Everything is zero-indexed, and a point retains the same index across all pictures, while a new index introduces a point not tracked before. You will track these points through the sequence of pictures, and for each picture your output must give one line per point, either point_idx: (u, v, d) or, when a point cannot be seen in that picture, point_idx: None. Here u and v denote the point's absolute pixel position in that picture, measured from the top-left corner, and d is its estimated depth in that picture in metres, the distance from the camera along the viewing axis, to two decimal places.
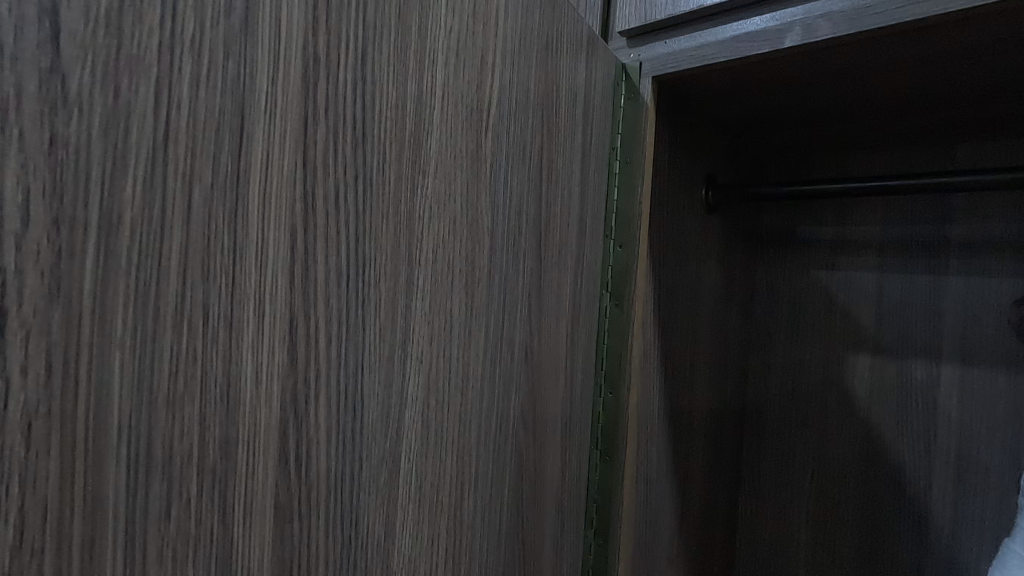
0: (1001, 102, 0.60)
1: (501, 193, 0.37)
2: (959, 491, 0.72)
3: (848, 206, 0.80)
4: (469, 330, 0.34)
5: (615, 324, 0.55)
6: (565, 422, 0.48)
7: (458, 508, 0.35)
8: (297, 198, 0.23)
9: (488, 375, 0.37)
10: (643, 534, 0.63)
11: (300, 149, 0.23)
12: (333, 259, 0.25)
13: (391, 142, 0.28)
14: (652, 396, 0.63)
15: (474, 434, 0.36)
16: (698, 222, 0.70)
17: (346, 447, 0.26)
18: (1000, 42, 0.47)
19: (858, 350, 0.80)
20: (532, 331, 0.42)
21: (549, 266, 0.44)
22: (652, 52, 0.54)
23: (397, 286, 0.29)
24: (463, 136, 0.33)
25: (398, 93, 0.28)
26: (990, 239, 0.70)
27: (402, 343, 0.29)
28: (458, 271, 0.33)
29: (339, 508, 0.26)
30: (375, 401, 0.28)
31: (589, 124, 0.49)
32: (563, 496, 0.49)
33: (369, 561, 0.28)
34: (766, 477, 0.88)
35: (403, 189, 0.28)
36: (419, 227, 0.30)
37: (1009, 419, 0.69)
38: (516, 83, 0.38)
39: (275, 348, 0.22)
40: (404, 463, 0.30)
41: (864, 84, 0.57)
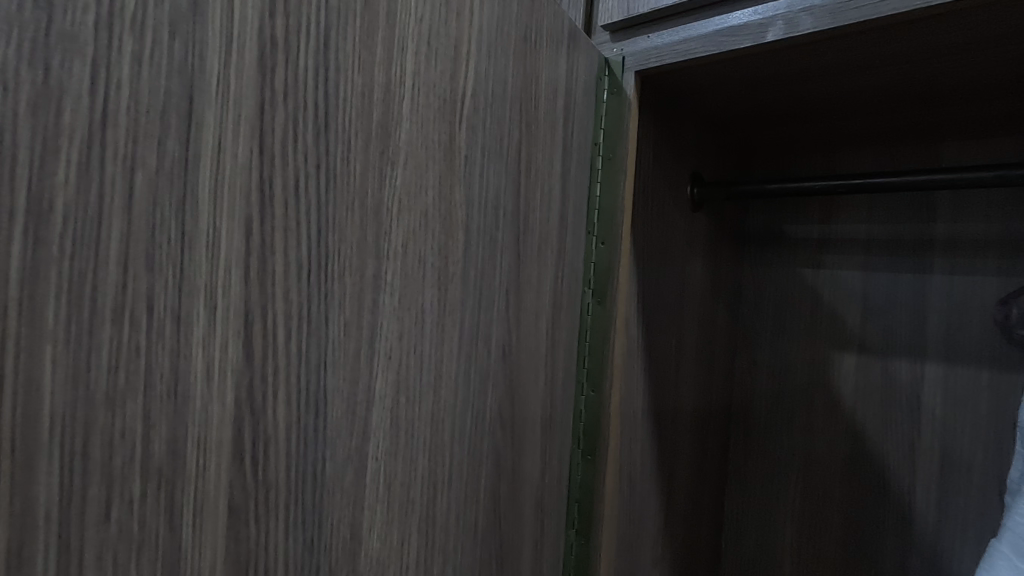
0: (985, 100, 0.60)
1: (477, 187, 0.36)
2: (943, 490, 0.72)
3: (834, 204, 0.80)
4: (442, 326, 0.34)
5: (597, 321, 0.54)
6: (545, 420, 0.48)
7: (430, 508, 0.34)
8: (254, 187, 0.22)
9: (463, 372, 0.36)
10: (627, 533, 0.62)
11: (256, 136, 0.22)
12: (293, 252, 0.24)
13: (357, 132, 0.27)
14: (636, 394, 0.62)
15: (448, 433, 0.35)
16: (683, 219, 0.70)
17: (308, 446, 0.25)
18: (982, 38, 0.46)
19: (843, 348, 0.80)
20: (510, 328, 0.41)
21: (529, 261, 0.43)
22: (635, 46, 0.53)
23: (364, 280, 0.28)
24: (436, 128, 0.32)
25: (364, 80, 0.27)
26: (974, 238, 0.70)
27: (369, 340, 0.28)
28: (431, 266, 0.32)
29: (300, 510, 0.25)
30: (340, 399, 0.27)
31: (570, 120, 0.49)
32: (543, 495, 0.48)
33: (335, 563, 0.27)
34: (751, 476, 0.88)
35: (371, 180, 0.28)
36: (388, 220, 0.29)
37: (992, 417, 0.69)
38: (493, 75, 0.37)
39: (229, 343, 0.22)
40: (372, 462, 0.29)
41: (848, 80, 0.57)
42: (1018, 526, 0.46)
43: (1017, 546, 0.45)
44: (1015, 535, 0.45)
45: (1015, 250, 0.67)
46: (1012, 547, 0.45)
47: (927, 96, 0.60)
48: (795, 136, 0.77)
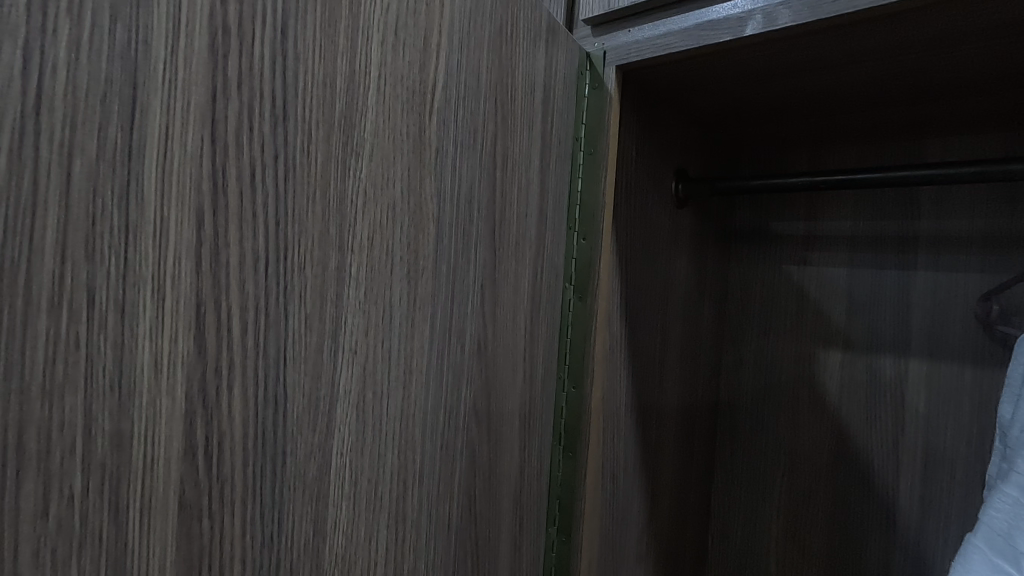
0: (967, 96, 0.60)
1: (448, 180, 0.36)
2: (926, 486, 0.72)
3: (819, 201, 0.80)
4: (412, 321, 0.33)
5: (579, 317, 0.54)
6: (524, 415, 0.47)
7: (400, 504, 0.34)
8: (205, 176, 0.22)
9: (435, 367, 0.36)
10: (610, 530, 0.62)
11: (208, 124, 0.22)
12: (249, 244, 0.24)
13: (318, 122, 0.26)
14: (619, 391, 0.62)
15: (419, 428, 0.35)
16: (668, 215, 0.70)
17: (266, 441, 0.25)
18: (961, 33, 0.46)
19: (829, 345, 0.80)
20: (485, 323, 0.41)
21: (505, 256, 0.43)
22: (616, 40, 0.53)
23: (327, 273, 0.27)
24: (404, 120, 0.32)
25: (326, 70, 0.27)
26: (958, 234, 0.70)
27: (332, 334, 0.28)
28: (399, 260, 0.32)
29: (258, 506, 0.25)
30: (301, 393, 0.26)
31: (549, 115, 0.48)
32: (522, 492, 0.48)
33: (297, 560, 0.27)
34: (738, 473, 0.88)
35: (333, 171, 0.27)
36: (352, 212, 0.29)
37: (975, 413, 0.69)
38: (465, 67, 0.37)
39: (179, 335, 0.21)
40: (337, 458, 0.29)
41: (830, 75, 0.57)
42: (994, 521, 0.46)
43: (991, 540, 0.44)
44: (990, 529, 0.45)
45: (998, 247, 0.67)
46: (987, 542, 0.44)
47: (910, 92, 0.60)
48: (780, 132, 0.77)
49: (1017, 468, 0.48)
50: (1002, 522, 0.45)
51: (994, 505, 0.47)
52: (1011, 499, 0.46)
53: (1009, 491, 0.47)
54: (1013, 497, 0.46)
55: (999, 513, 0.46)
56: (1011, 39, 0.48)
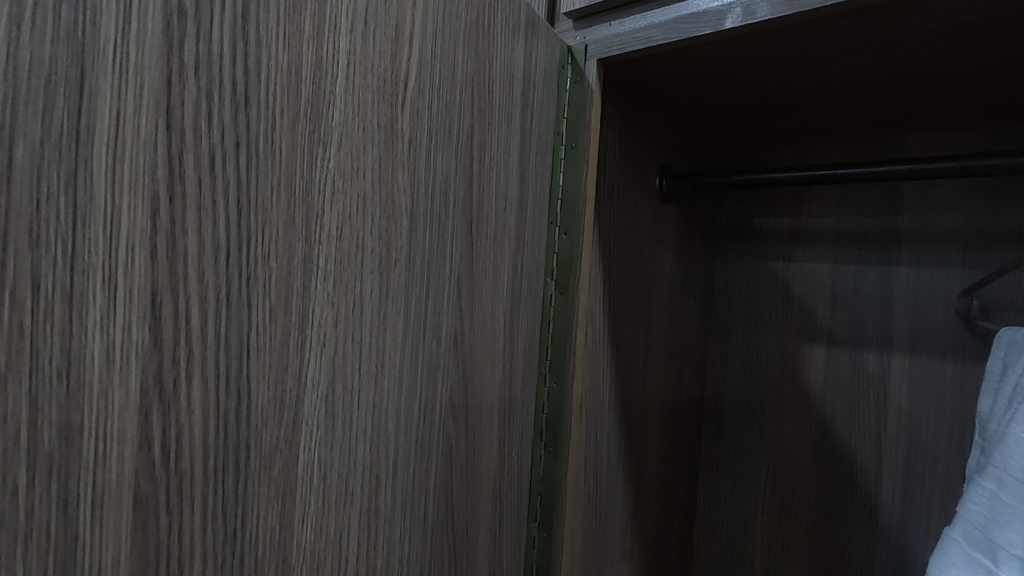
0: (948, 91, 0.60)
1: (423, 172, 0.36)
2: (909, 481, 0.73)
3: (804, 197, 0.80)
4: (384, 314, 0.33)
5: (560, 312, 0.54)
6: (503, 410, 0.47)
7: (373, 500, 0.33)
8: (160, 163, 0.21)
9: (409, 361, 0.35)
10: (592, 527, 0.62)
11: (163, 109, 0.21)
12: (209, 232, 0.23)
13: (281, 110, 0.26)
14: (601, 386, 0.62)
15: (392, 422, 0.34)
16: (652, 211, 0.69)
17: (228, 434, 0.24)
18: (937, 27, 0.47)
19: (813, 341, 0.80)
20: (461, 318, 0.41)
21: (483, 250, 0.43)
22: (598, 33, 0.53)
23: (292, 265, 0.27)
24: (374, 110, 0.31)
25: (291, 58, 0.26)
26: (940, 230, 0.70)
27: (299, 326, 0.27)
28: (370, 252, 0.31)
29: (219, 501, 0.24)
30: (265, 385, 0.26)
31: (528, 107, 0.48)
32: (502, 488, 0.48)
33: (262, 557, 0.27)
34: (724, 469, 0.88)
35: (299, 159, 0.27)
36: (319, 203, 0.28)
37: (956, 408, 0.69)
38: (439, 57, 0.37)
39: (133, 325, 0.21)
40: (305, 453, 0.28)
41: (812, 69, 0.57)
42: (970, 514, 0.46)
43: (969, 533, 0.45)
44: (968, 522, 0.45)
45: (979, 242, 0.67)
46: (964, 535, 0.45)
47: (891, 86, 0.60)
48: (766, 127, 0.77)
49: (993, 462, 0.48)
50: (979, 515, 0.45)
51: (971, 498, 0.47)
52: (987, 492, 0.46)
53: (985, 484, 0.47)
54: (989, 491, 0.46)
55: (975, 506, 0.46)
56: (989, 33, 0.48)
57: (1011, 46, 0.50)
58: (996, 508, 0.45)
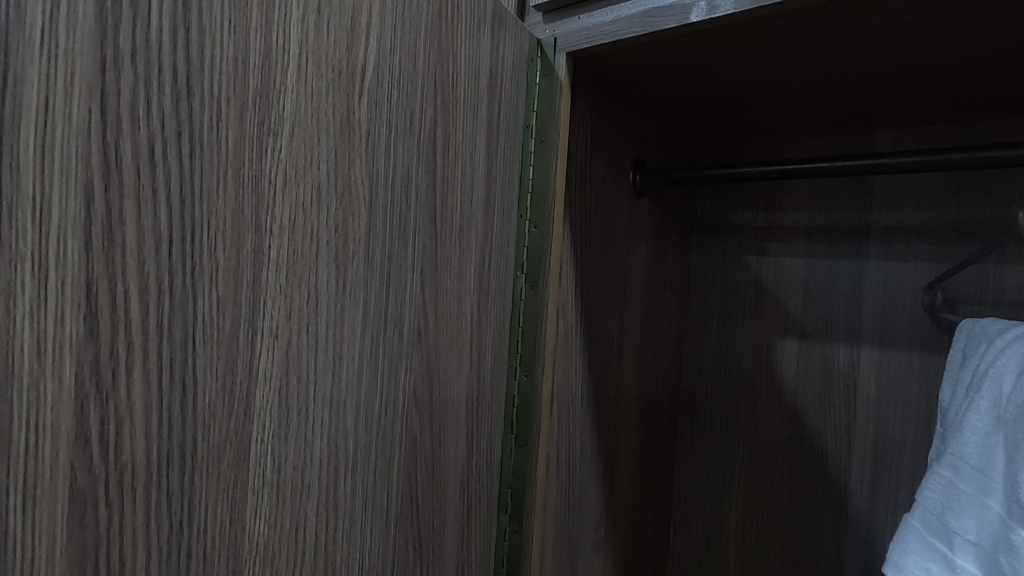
0: (915, 86, 0.61)
1: (381, 164, 0.35)
2: (877, 471, 0.74)
3: (778, 191, 0.81)
4: (341, 306, 0.33)
5: (530, 306, 0.53)
6: (471, 403, 0.47)
7: (330, 493, 0.33)
8: (94, 151, 0.21)
9: (369, 355, 0.35)
10: (565, 519, 0.62)
11: (96, 96, 0.21)
12: (149, 222, 0.23)
13: (228, 100, 0.26)
14: (573, 379, 0.62)
15: (351, 415, 0.34)
16: (625, 205, 0.70)
17: (172, 428, 0.24)
18: (895, 23, 0.47)
19: (786, 334, 0.81)
20: (425, 310, 0.41)
21: (448, 242, 0.42)
22: (566, 27, 0.53)
23: (241, 257, 0.27)
24: (329, 100, 0.31)
25: (238, 47, 0.26)
26: (908, 224, 0.71)
27: (249, 318, 0.27)
28: (325, 244, 0.31)
29: (164, 493, 0.24)
30: (213, 378, 0.26)
31: (495, 99, 0.48)
32: (469, 481, 0.47)
33: (212, 550, 0.26)
34: (700, 461, 0.89)
35: (248, 149, 0.27)
36: (269, 194, 0.28)
37: (921, 399, 0.71)
38: (399, 48, 0.36)
39: (66, 315, 0.21)
40: (257, 445, 0.28)
41: (780, 63, 0.57)
42: (929, 501, 0.47)
43: (927, 519, 0.46)
44: (926, 509, 0.47)
45: (945, 237, 0.68)
46: (923, 521, 0.46)
47: (859, 81, 0.61)
48: (740, 121, 0.77)
49: (949, 450, 0.48)
50: (936, 502, 0.46)
51: (929, 485, 0.48)
52: (944, 480, 0.47)
53: (941, 471, 0.48)
54: (945, 478, 0.47)
55: (933, 493, 0.47)
56: (947, 30, 0.48)
57: (971, 42, 0.50)
58: (952, 495, 0.46)
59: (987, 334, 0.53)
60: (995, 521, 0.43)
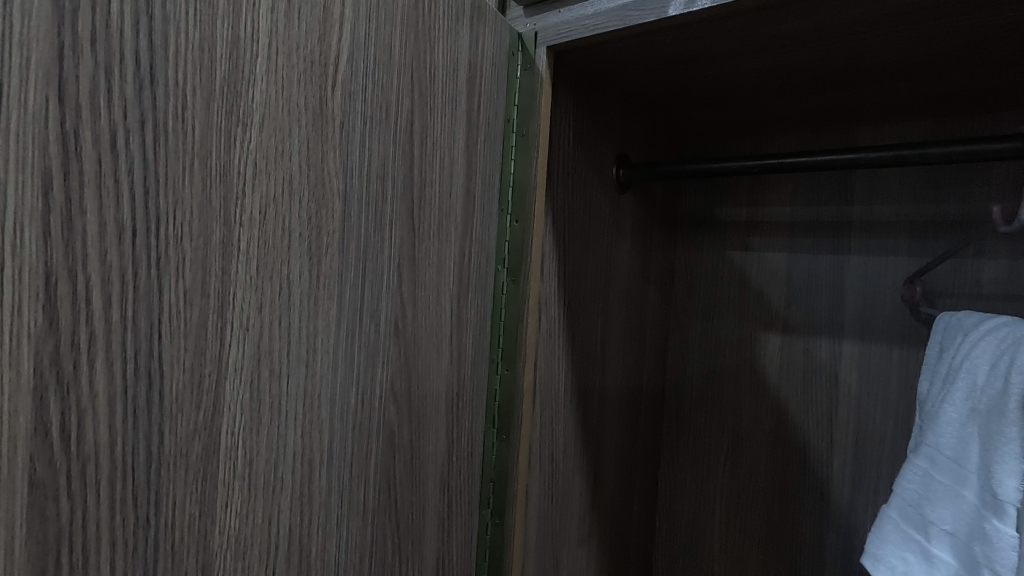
0: (895, 81, 0.61)
1: (356, 156, 0.35)
2: (857, 463, 0.74)
3: (761, 187, 0.81)
4: (315, 299, 0.32)
5: (511, 300, 0.53)
6: (451, 397, 0.47)
7: (305, 486, 0.33)
8: (52, 141, 0.21)
9: (345, 348, 0.35)
10: (548, 512, 0.62)
11: (54, 84, 0.21)
12: (111, 211, 0.23)
13: (194, 89, 0.26)
14: (556, 372, 0.62)
15: (326, 409, 0.34)
16: (609, 199, 0.70)
17: (138, 420, 0.24)
18: (869, 18, 0.48)
19: (769, 329, 0.82)
20: (403, 304, 0.40)
21: (426, 235, 0.42)
22: (547, 21, 0.52)
23: (209, 247, 0.27)
24: (300, 90, 0.31)
25: (205, 35, 0.26)
26: (888, 219, 0.71)
27: (218, 309, 0.27)
28: (298, 236, 0.31)
29: (129, 485, 0.24)
30: (180, 370, 0.26)
31: (475, 92, 0.48)
32: (450, 475, 0.47)
33: (180, 543, 0.26)
34: (685, 455, 0.90)
35: (215, 139, 0.27)
36: (238, 184, 0.28)
37: (901, 392, 0.71)
38: (373, 39, 0.36)
39: (24, 304, 0.20)
40: (227, 437, 0.28)
41: (760, 58, 0.57)
42: (906, 492, 0.48)
43: (904, 510, 0.47)
44: (903, 501, 0.47)
45: (924, 232, 0.69)
46: (900, 512, 0.47)
47: (838, 75, 0.61)
48: (724, 116, 0.78)
49: (926, 441, 0.49)
50: (913, 493, 0.47)
51: (906, 476, 0.49)
52: (921, 470, 0.48)
53: (919, 463, 0.48)
54: (923, 469, 0.48)
55: (910, 484, 0.48)
56: (920, 26, 0.49)
57: (945, 38, 0.51)
58: (929, 486, 0.46)
59: (963, 326, 0.53)
60: (970, 510, 0.43)
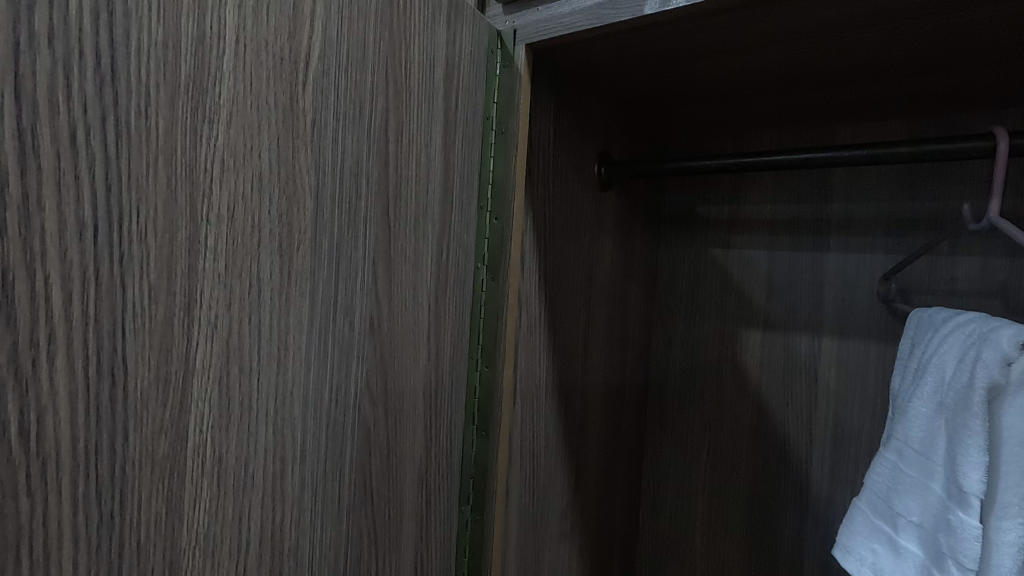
0: (873, 81, 0.62)
1: (328, 153, 0.35)
2: (836, 457, 0.75)
3: (742, 184, 0.82)
4: (286, 297, 0.32)
5: (490, 297, 0.53)
6: (429, 394, 0.47)
7: (276, 484, 0.33)
8: (9, 138, 0.21)
9: (318, 347, 0.35)
10: (528, 507, 0.63)
11: (9, 80, 0.21)
12: (71, 208, 0.23)
13: (157, 85, 0.25)
14: (537, 369, 0.62)
15: (299, 406, 0.34)
16: (590, 197, 0.70)
17: (100, 417, 0.24)
18: (842, 18, 0.48)
19: (750, 325, 0.83)
20: (379, 301, 0.40)
21: (402, 232, 0.42)
22: (525, 18, 0.52)
23: (175, 245, 0.27)
24: (269, 87, 0.31)
25: (168, 31, 0.26)
26: (866, 217, 0.72)
27: (184, 307, 0.27)
28: (268, 233, 0.31)
29: (92, 482, 0.24)
30: (145, 367, 0.26)
31: (453, 89, 0.48)
32: (428, 471, 0.48)
33: (147, 540, 0.26)
34: (667, 450, 0.90)
35: (180, 135, 0.26)
36: (205, 181, 0.28)
37: (878, 388, 0.72)
38: (345, 36, 0.36)
39: None
40: (195, 435, 0.28)
41: (738, 57, 0.58)
42: (876, 485, 0.50)
43: (873, 502, 0.49)
44: (873, 493, 0.49)
45: (901, 230, 0.70)
46: (870, 504, 0.49)
47: (816, 75, 0.62)
48: (707, 114, 0.78)
49: (896, 434, 0.50)
50: (882, 485, 0.49)
51: (877, 469, 0.50)
52: (890, 464, 0.49)
53: (888, 456, 0.50)
54: (892, 462, 0.49)
55: (880, 477, 0.49)
56: (891, 27, 0.50)
57: (917, 39, 0.51)
58: (898, 478, 0.48)
59: (933, 323, 0.54)
60: (936, 502, 0.44)
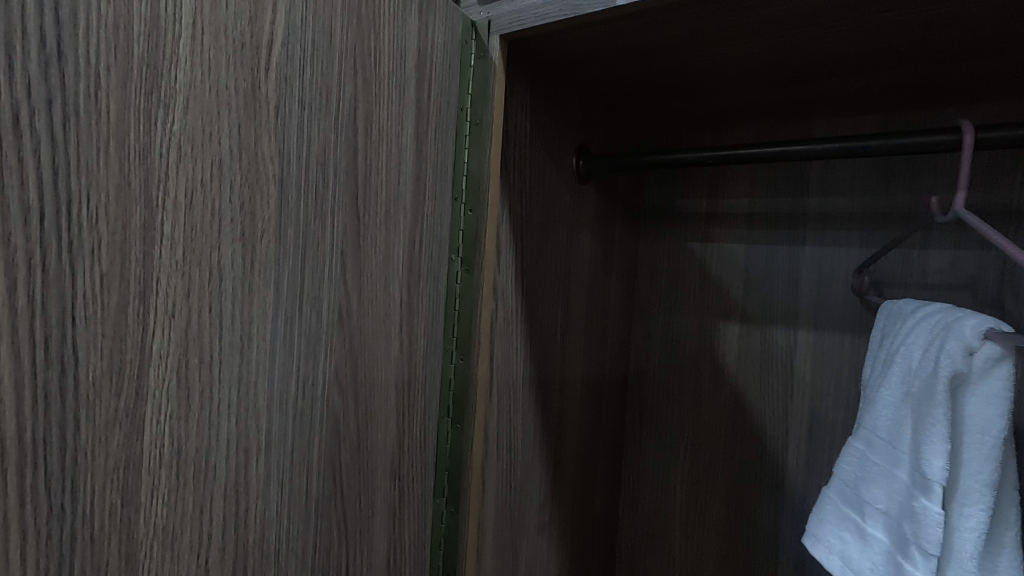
0: (846, 74, 0.62)
1: (292, 141, 0.34)
2: (811, 448, 0.76)
3: (720, 178, 0.83)
4: (249, 287, 0.32)
5: (464, 290, 0.52)
6: (402, 386, 0.47)
7: (240, 476, 0.33)
8: None
9: (284, 338, 0.35)
10: (505, 500, 0.63)
11: None
12: (14, 192, 0.23)
13: (107, 69, 0.25)
14: (514, 361, 0.62)
15: (263, 398, 0.34)
16: (568, 190, 0.70)
17: (48, 404, 0.24)
18: (808, 12, 0.49)
19: (727, 318, 0.83)
20: (348, 293, 0.40)
21: (372, 223, 0.42)
22: (500, 9, 0.52)
23: (128, 231, 0.26)
24: (230, 72, 0.30)
25: (119, 13, 0.26)
26: (841, 211, 0.73)
27: (140, 294, 0.27)
28: (229, 221, 0.31)
29: (41, 471, 0.24)
30: (98, 355, 0.25)
31: (425, 78, 0.47)
32: (401, 463, 0.47)
33: (101, 531, 0.26)
34: (647, 443, 0.91)
35: (132, 120, 0.26)
36: (160, 167, 0.27)
37: (853, 379, 0.73)
38: (310, 22, 0.35)
39: None
40: (152, 425, 0.28)
41: (712, 50, 0.58)
42: (845, 473, 0.50)
43: (842, 491, 0.50)
44: (842, 482, 0.50)
45: (874, 223, 0.71)
46: (839, 494, 0.50)
47: (790, 68, 0.62)
48: (685, 107, 0.79)
49: (865, 423, 0.51)
50: (851, 474, 0.50)
51: (846, 458, 0.51)
52: (858, 453, 0.50)
53: (857, 445, 0.50)
54: (860, 451, 0.50)
55: (849, 466, 0.50)
56: (858, 21, 0.50)
57: (885, 33, 0.52)
58: (866, 467, 0.48)
59: (903, 312, 0.54)
60: (901, 489, 0.45)
